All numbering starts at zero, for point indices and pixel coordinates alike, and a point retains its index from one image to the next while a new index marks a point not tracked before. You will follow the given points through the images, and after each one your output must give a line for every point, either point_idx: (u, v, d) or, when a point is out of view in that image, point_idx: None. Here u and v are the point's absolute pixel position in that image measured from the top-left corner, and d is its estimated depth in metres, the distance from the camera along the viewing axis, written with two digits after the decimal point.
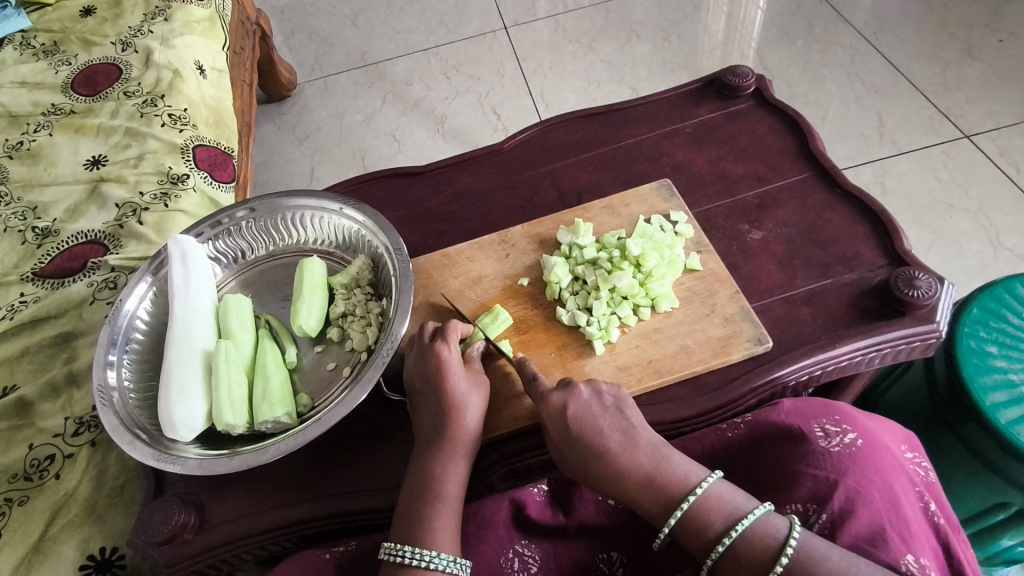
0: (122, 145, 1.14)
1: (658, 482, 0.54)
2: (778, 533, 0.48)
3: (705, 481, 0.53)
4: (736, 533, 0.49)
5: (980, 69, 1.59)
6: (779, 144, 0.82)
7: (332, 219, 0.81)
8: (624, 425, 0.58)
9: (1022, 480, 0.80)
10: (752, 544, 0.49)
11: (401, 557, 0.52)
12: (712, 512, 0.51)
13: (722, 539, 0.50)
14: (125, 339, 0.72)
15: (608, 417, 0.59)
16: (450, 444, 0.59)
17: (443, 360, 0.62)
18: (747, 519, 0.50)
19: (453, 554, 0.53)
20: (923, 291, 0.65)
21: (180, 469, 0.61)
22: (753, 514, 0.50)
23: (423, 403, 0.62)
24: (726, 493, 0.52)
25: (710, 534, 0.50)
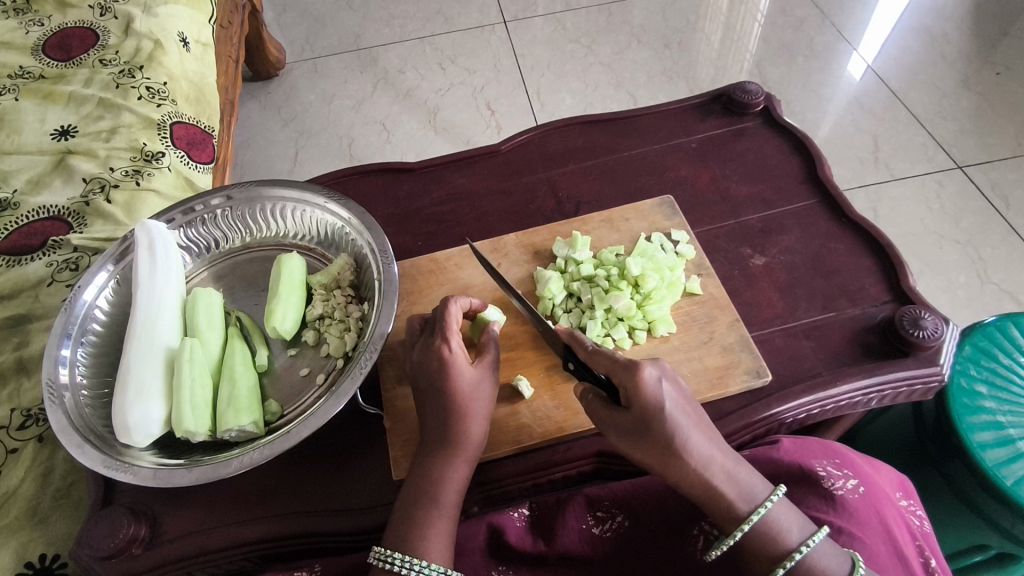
0: (94, 116, 1.08)
1: (736, 488, 0.49)
2: (844, 561, 0.47)
3: (774, 497, 0.49)
4: (789, 565, 0.47)
5: (975, 100, 1.59)
6: (785, 167, 0.79)
7: (315, 214, 0.76)
8: (705, 421, 0.52)
9: (1004, 524, 0.78)
10: (815, 567, 0.47)
11: (390, 564, 0.49)
12: (777, 530, 0.48)
13: (790, 556, 0.47)
14: (80, 331, 0.66)
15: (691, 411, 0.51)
16: (454, 450, 0.56)
17: (447, 360, 0.58)
18: (801, 549, 0.47)
19: (443, 565, 0.49)
20: (929, 332, 0.63)
21: (132, 479, 0.56)
22: (808, 544, 0.47)
23: (429, 405, 0.58)
24: (790, 512, 0.50)
25: (776, 552, 0.48)
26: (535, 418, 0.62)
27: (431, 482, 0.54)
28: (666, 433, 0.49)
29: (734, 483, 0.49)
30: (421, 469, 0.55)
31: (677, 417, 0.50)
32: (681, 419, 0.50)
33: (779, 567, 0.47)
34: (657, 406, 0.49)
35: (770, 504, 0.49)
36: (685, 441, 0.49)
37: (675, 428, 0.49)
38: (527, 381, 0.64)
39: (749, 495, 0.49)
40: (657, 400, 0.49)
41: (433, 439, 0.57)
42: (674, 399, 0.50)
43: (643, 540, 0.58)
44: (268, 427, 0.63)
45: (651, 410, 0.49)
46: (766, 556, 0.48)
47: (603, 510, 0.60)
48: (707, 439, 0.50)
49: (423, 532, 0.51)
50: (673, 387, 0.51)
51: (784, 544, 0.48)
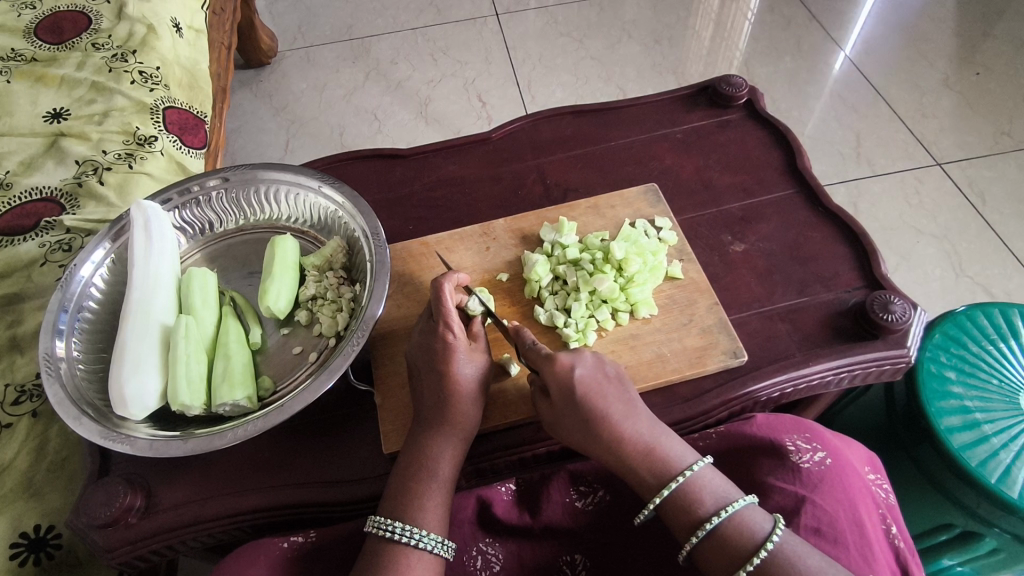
0: (87, 99, 1.08)
1: (650, 464, 0.53)
2: (759, 528, 0.48)
3: (696, 466, 0.52)
4: (702, 533, 0.49)
5: (955, 100, 1.63)
6: (766, 158, 0.82)
7: (309, 197, 0.78)
8: (628, 400, 0.56)
9: (969, 503, 0.82)
10: (728, 535, 0.49)
11: (389, 532, 0.51)
12: (699, 495, 0.51)
13: (700, 526, 0.50)
14: (76, 306, 0.68)
15: (612, 388, 0.56)
16: (449, 425, 0.58)
17: (450, 345, 0.60)
18: (716, 518, 0.49)
19: (440, 535, 0.52)
20: (897, 316, 0.66)
21: (128, 449, 0.58)
22: (722, 514, 0.49)
23: (427, 385, 0.60)
24: (714, 480, 0.52)
25: (692, 520, 0.50)
26: (521, 395, 0.64)
27: (425, 452, 0.57)
28: (579, 411, 0.55)
29: (650, 458, 0.53)
30: (416, 442, 0.58)
31: (590, 397, 0.55)
32: (594, 399, 0.55)
33: (694, 535, 0.50)
34: (569, 386, 0.55)
35: (684, 476, 0.52)
36: (597, 418, 0.55)
37: (586, 406, 0.55)
38: (515, 359, 0.66)
39: (664, 470, 0.53)
40: (568, 377, 0.56)
41: (423, 416, 0.59)
42: (590, 381, 0.56)
43: (623, 511, 0.61)
44: (261, 402, 0.65)
45: (565, 390, 0.56)
46: (682, 523, 0.51)
47: (586, 484, 0.62)
48: (624, 416, 0.55)
49: (413, 499, 0.54)
50: (592, 370, 0.57)
51: (698, 513, 0.50)
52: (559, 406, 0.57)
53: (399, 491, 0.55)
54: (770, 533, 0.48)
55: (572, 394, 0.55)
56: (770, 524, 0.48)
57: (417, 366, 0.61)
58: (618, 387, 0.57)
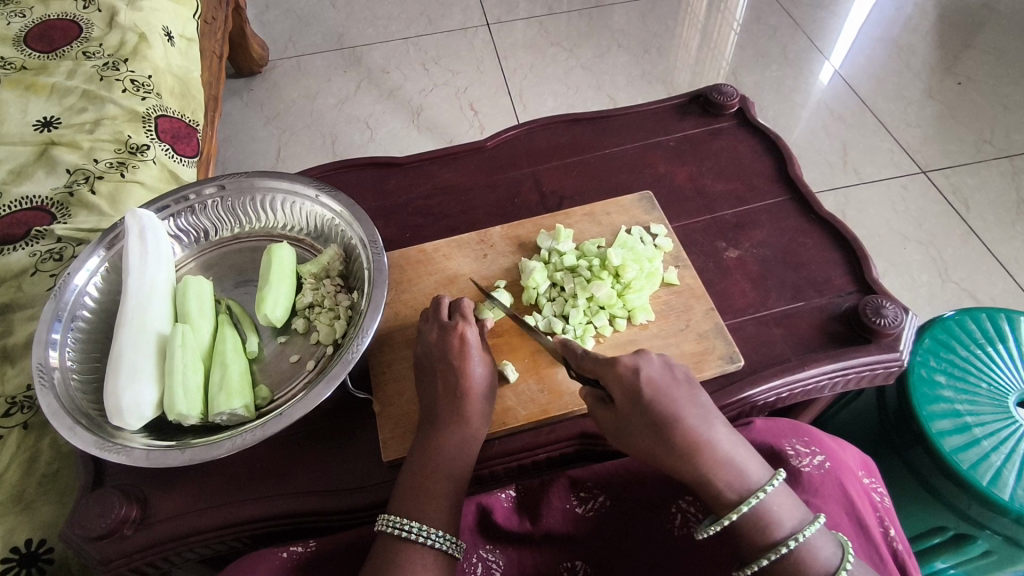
0: (78, 108, 1.09)
1: (724, 475, 0.49)
2: (831, 558, 0.47)
3: (776, 480, 0.49)
4: (781, 553, 0.47)
5: (937, 108, 1.67)
6: (758, 166, 0.83)
7: (305, 206, 0.77)
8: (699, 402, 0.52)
9: (962, 508, 0.85)
10: (801, 562, 0.47)
11: (404, 532, 0.51)
12: (772, 518, 0.48)
13: (776, 548, 0.47)
14: (70, 316, 0.67)
15: (682, 391, 0.52)
16: (463, 423, 0.58)
17: (466, 341, 0.61)
18: (797, 538, 0.47)
19: (453, 536, 0.52)
20: (889, 320, 0.66)
21: (124, 459, 0.57)
22: (804, 534, 0.47)
23: (440, 380, 0.61)
24: (785, 500, 0.49)
25: (766, 540, 0.48)
26: (520, 401, 0.64)
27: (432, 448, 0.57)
28: (647, 414, 0.51)
29: (726, 469, 0.49)
30: (426, 445, 0.57)
31: (655, 400, 0.51)
32: (662, 399, 0.51)
33: (769, 555, 0.47)
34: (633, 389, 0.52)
35: (763, 494, 0.48)
36: (668, 421, 0.51)
37: (656, 409, 0.51)
38: (513, 366, 0.65)
39: (741, 483, 0.49)
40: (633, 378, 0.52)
41: (434, 416, 0.59)
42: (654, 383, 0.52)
43: (624, 515, 0.61)
44: (258, 412, 0.65)
45: (632, 391, 0.53)
46: (754, 544, 0.48)
47: (586, 489, 0.62)
48: (698, 422, 0.50)
49: (421, 501, 0.54)
50: (659, 370, 0.53)
51: (772, 535, 0.48)
52: (622, 411, 0.54)
53: (400, 499, 0.54)
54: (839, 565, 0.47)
55: (636, 395, 0.52)
56: (845, 557, 0.47)
57: (430, 361, 0.62)
58: (688, 389, 0.53)
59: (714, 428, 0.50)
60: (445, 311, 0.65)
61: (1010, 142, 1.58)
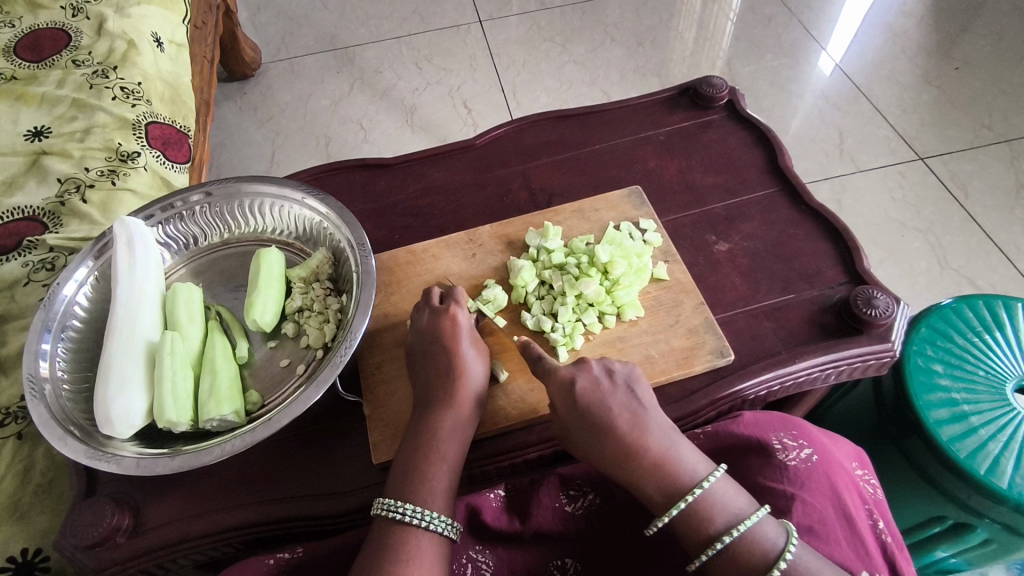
0: (68, 117, 1.09)
1: (659, 475, 0.52)
2: (775, 545, 0.49)
3: (712, 477, 0.52)
4: (721, 545, 0.49)
5: (933, 94, 1.66)
6: (748, 158, 0.82)
7: (293, 210, 0.77)
8: (637, 405, 0.56)
9: (960, 498, 0.85)
10: (741, 552, 0.49)
11: (399, 514, 0.52)
12: (710, 511, 0.50)
13: (715, 542, 0.49)
14: (60, 326, 0.67)
15: (618, 395, 0.56)
16: (455, 406, 0.58)
17: (456, 323, 0.62)
18: (739, 527, 0.49)
19: (448, 517, 0.53)
20: (881, 311, 0.66)
21: (114, 468, 0.57)
22: (746, 523, 0.49)
23: (433, 364, 0.61)
24: (726, 493, 0.51)
25: (705, 534, 0.50)
26: (510, 401, 0.64)
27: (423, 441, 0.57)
28: (583, 419, 0.56)
29: (662, 468, 0.53)
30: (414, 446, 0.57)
31: (589, 404, 0.56)
32: (594, 402, 0.56)
33: (709, 547, 0.49)
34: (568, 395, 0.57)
35: (699, 490, 0.51)
36: (603, 426, 0.55)
37: (590, 414, 0.55)
38: (503, 365, 0.65)
39: (678, 482, 0.52)
40: (567, 384, 0.57)
41: (427, 400, 0.60)
42: (589, 388, 0.57)
43: (612, 513, 0.61)
44: (248, 417, 0.65)
45: (568, 396, 0.57)
46: (694, 539, 0.50)
47: (576, 488, 0.62)
48: (628, 425, 0.55)
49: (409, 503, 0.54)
50: (595, 376, 0.57)
51: (710, 529, 0.50)
52: (565, 417, 0.57)
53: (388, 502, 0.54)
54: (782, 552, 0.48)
55: (573, 401, 0.56)
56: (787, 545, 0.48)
57: (421, 345, 0.63)
58: (624, 393, 0.57)
59: (645, 429, 0.54)
60: (436, 298, 0.66)
61: (1008, 126, 1.57)
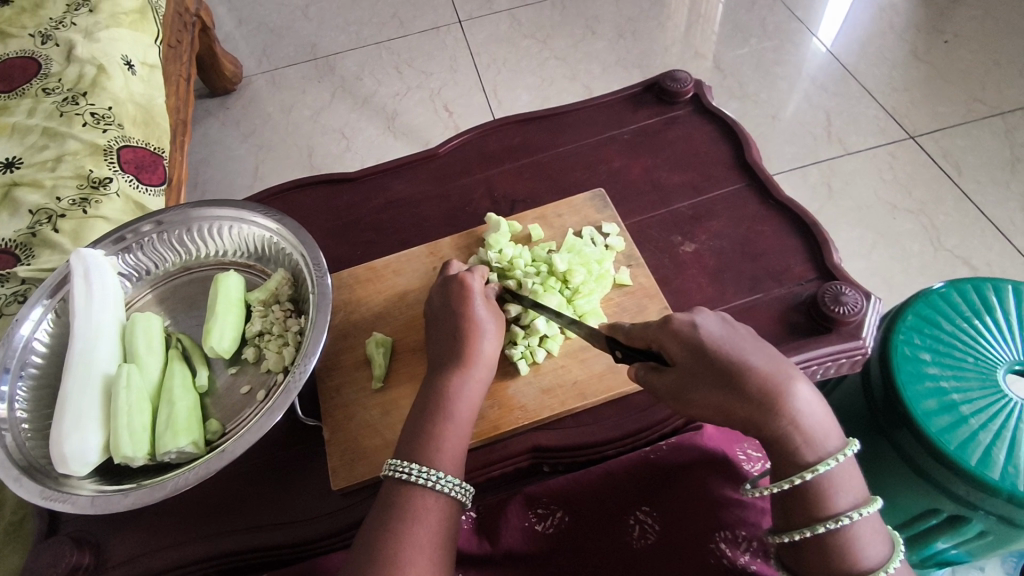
0: (39, 146, 1.09)
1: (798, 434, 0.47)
2: (880, 552, 0.46)
3: (845, 455, 0.47)
4: (832, 525, 0.46)
5: (923, 70, 1.61)
6: (714, 153, 0.80)
7: (250, 232, 0.76)
8: (772, 355, 0.50)
9: (957, 492, 0.82)
10: (848, 537, 0.46)
11: (406, 474, 0.52)
12: (832, 490, 0.47)
13: (834, 519, 0.46)
14: (19, 365, 0.66)
15: (751, 344, 0.51)
16: (464, 366, 0.58)
17: (467, 285, 0.62)
18: (855, 515, 0.46)
19: (457, 480, 0.53)
20: (850, 307, 0.64)
21: (70, 508, 0.57)
22: (859, 513, 0.46)
23: (446, 329, 0.61)
24: (849, 479, 0.48)
25: (823, 510, 0.47)
26: None
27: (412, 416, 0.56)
28: (713, 366, 0.50)
29: (800, 427, 0.48)
30: None
31: (723, 350, 0.50)
32: (726, 349, 0.50)
33: (821, 526, 0.46)
34: (696, 342, 0.51)
35: (831, 464, 0.47)
36: (738, 373, 0.49)
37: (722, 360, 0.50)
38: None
39: (815, 447, 0.48)
40: (696, 332, 0.51)
41: (439, 362, 0.59)
42: (722, 336, 0.51)
43: (584, 529, 0.59)
44: (209, 446, 0.65)
45: (696, 345, 0.51)
46: (807, 511, 0.47)
47: (544, 506, 0.61)
48: (772, 367, 0.49)
49: None
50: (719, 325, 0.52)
51: (833, 506, 0.47)
52: (684, 369, 0.51)
53: None
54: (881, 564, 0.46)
55: (701, 349, 0.51)
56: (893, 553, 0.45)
57: (435, 311, 0.63)
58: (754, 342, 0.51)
59: (794, 379, 0.48)
60: (454, 269, 0.67)
61: (1002, 99, 1.53)
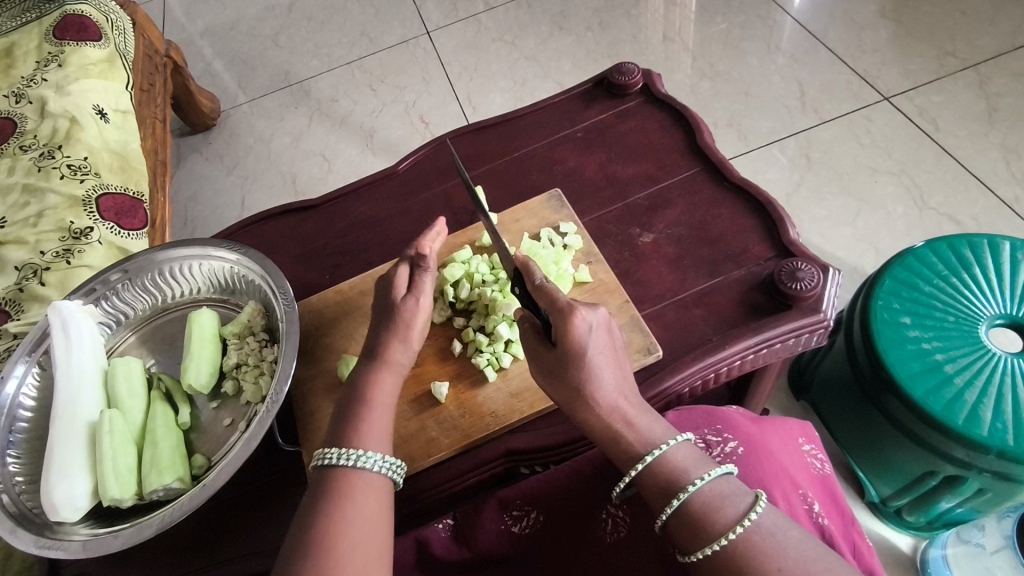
0: (21, 203, 1.12)
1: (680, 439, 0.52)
2: (736, 505, 0.48)
3: (673, 439, 0.53)
4: (683, 495, 0.49)
5: (893, 28, 1.60)
6: (667, 141, 0.81)
7: (218, 267, 0.78)
8: (623, 365, 0.56)
9: (946, 451, 0.83)
10: (703, 505, 0.49)
11: (331, 459, 0.53)
12: (673, 468, 0.51)
13: (681, 491, 0.50)
14: (8, 423, 0.68)
15: (609, 352, 0.55)
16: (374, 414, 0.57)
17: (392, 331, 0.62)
18: (701, 480, 0.50)
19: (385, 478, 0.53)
20: (806, 283, 0.65)
21: (65, 554, 0.59)
22: (706, 477, 0.50)
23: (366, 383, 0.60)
24: (690, 455, 0.52)
25: (672, 486, 0.50)
26: (442, 429, 0.63)
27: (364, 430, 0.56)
28: (574, 372, 0.55)
29: (632, 428, 0.54)
30: None
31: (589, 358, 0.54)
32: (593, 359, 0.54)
33: (675, 498, 0.50)
34: (579, 347, 0.54)
35: (660, 449, 0.52)
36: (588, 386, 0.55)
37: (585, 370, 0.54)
38: (445, 383, 0.65)
39: (646, 439, 0.53)
40: (582, 341, 0.54)
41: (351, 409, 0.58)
42: (599, 342, 0.55)
43: (558, 525, 0.60)
44: (196, 480, 0.66)
45: (573, 354, 0.54)
46: (659, 494, 0.51)
47: (518, 508, 0.62)
48: (619, 385, 0.55)
49: None
50: (602, 330, 0.56)
51: (679, 480, 0.51)
52: (551, 372, 0.57)
53: None
54: (744, 514, 0.48)
55: (573, 357, 0.54)
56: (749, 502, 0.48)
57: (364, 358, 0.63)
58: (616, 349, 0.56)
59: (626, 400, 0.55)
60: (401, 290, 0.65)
61: (974, 49, 1.51)
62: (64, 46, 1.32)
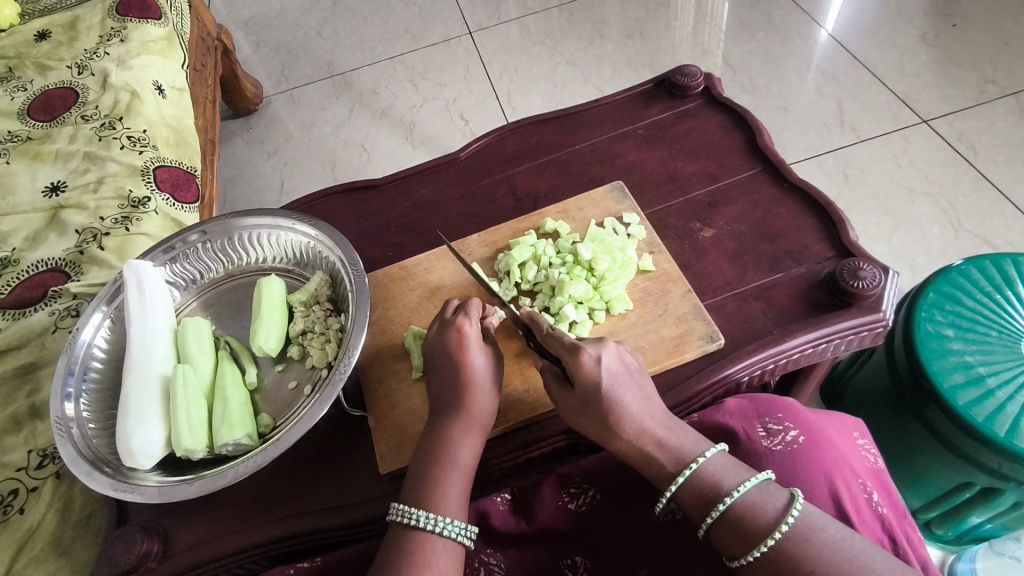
0: (81, 170, 1.15)
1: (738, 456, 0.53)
2: (774, 509, 0.50)
3: (708, 452, 0.54)
4: (724, 505, 0.51)
5: (934, 53, 1.62)
6: (728, 141, 0.83)
7: (287, 237, 0.81)
8: (646, 391, 0.58)
9: (986, 463, 0.84)
10: (743, 513, 0.50)
11: (411, 519, 0.52)
12: (713, 479, 0.53)
13: (720, 501, 0.51)
14: (82, 369, 0.70)
15: (630, 383, 0.58)
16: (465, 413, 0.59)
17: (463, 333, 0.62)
18: (740, 488, 0.51)
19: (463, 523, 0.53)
20: (867, 282, 0.67)
21: (140, 497, 0.61)
22: (744, 486, 0.51)
23: (445, 373, 0.62)
24: (728, 465, 0.54)
25: (711, 496, 0.52)
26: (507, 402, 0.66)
27: None
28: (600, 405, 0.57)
29: (664, 448, 0.55)
30: (425, 443, 0.59)
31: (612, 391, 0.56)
32: (615, 392, 0.56)
33: (716, 507, 0.51)
34: (594, 383, 0.57)
35: (696, 464, 0.54)
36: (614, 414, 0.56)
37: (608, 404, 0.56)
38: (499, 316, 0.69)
39: (679, 456, 0.55)
40: (594, 378, 0.56)
41: (440, 409, 0.61)
42: (613, 374, 0.57)
43: (616, 503, 0.62)
44: (262, 439, 0.68)
45: (591, 388, 0.57)
46: (699, 505, 0.53)
47: (576, 485, 0.63)
48: (646, 409, 0.57)
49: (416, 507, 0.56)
50: (615, 362, 0.58)
51: (719, 488, 0.52)
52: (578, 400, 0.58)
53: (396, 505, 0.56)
54: (783, 516, 0.49)
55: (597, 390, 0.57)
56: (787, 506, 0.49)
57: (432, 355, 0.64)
58: (635, 379, 0.58)
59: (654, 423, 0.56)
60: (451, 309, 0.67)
61: (1014, 78, 1.53)
62: (127, 23, 1.36)
